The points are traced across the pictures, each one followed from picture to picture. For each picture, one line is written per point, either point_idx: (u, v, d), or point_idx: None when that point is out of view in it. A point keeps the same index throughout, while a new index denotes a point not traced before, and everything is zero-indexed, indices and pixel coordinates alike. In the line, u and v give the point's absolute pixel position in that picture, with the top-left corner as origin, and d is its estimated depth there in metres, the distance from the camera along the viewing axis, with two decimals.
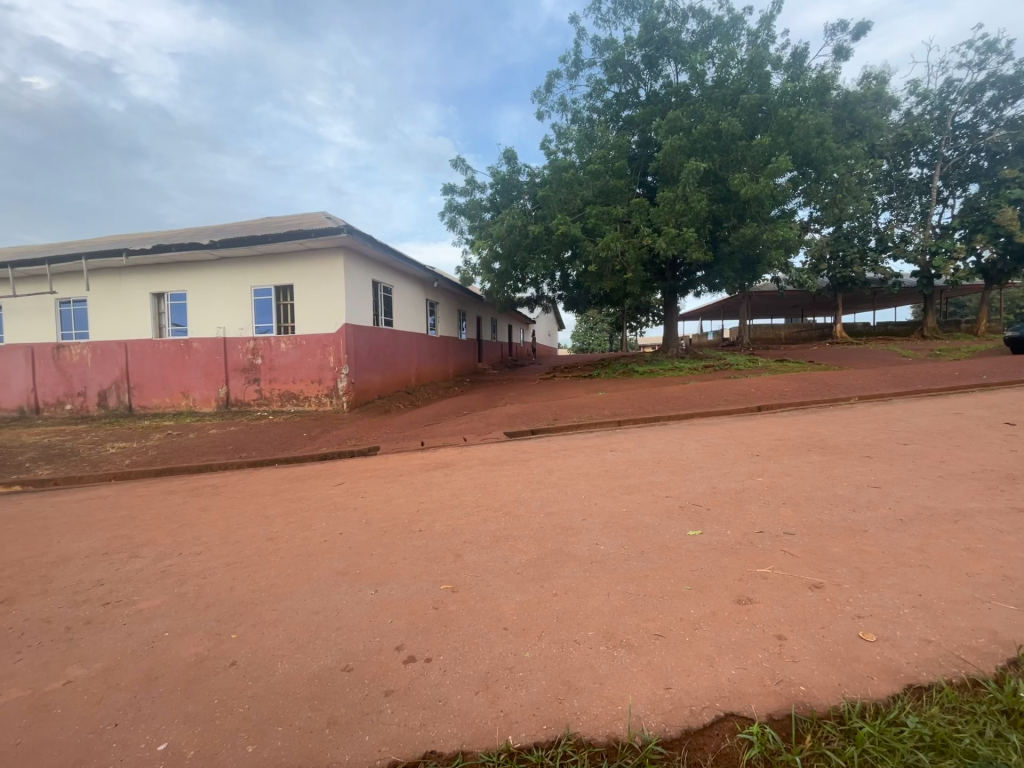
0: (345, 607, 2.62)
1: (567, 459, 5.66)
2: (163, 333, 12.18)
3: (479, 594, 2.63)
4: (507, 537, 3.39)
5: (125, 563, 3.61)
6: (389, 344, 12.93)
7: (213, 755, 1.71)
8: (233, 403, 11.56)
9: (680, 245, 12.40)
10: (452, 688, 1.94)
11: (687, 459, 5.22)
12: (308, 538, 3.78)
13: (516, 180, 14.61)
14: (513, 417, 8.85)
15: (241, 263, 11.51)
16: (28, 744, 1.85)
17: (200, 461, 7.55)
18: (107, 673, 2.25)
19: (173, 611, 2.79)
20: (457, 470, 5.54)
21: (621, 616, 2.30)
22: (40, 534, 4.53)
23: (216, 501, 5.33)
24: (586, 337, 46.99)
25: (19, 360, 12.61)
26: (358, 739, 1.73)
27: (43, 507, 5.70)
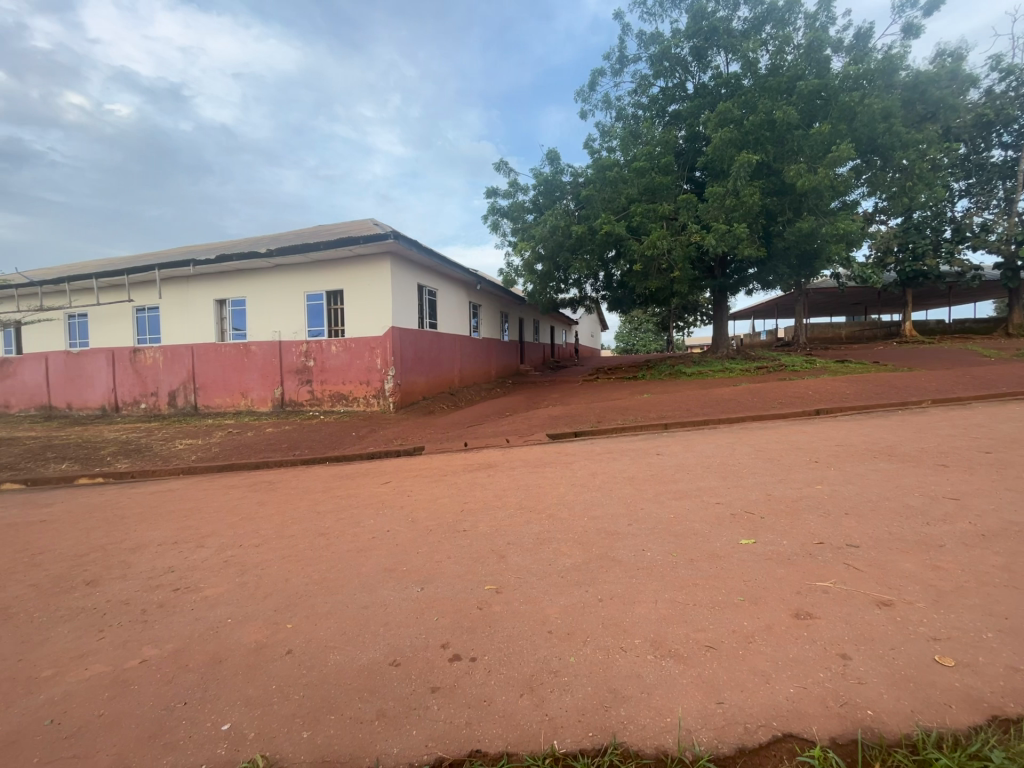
0: (392, 603, 2.69)
1: (611, 463, 5.55)
2: (225, 337, 12.99)
3: (523, 596, 2.63)
4: (550, 540, 3.37)
5: (192, 552, 3.88)
6: (433, 347, 13.21)
7: (272, 739, 1.79)
8: (287, 403, 12.15)
9: (731, 241, 11.93)
10: (497, 689, 1.94)
11: (739, 464, 5.00)
12: (358, 534, 3.92)
13: (559, 181, 14.55)
14: (555, 419, 8.81)
15: (296, 270, 12.09)
16: (109, 715, 2.01)
17: (258, 458, 7.99)
18: (176, 655, 2.41)
19: (235, 599, 2.96)
20: (500, 471, 5.56)
21: (669, 625, 2.24)
22: (120, 523, 4.94)
23: (272, 497, 5.62)
24: (631, 338, 46.00)
25: (102, 363, 13.83)
26: (406, 733, 1.77)
27: (123, 498, 6.21)
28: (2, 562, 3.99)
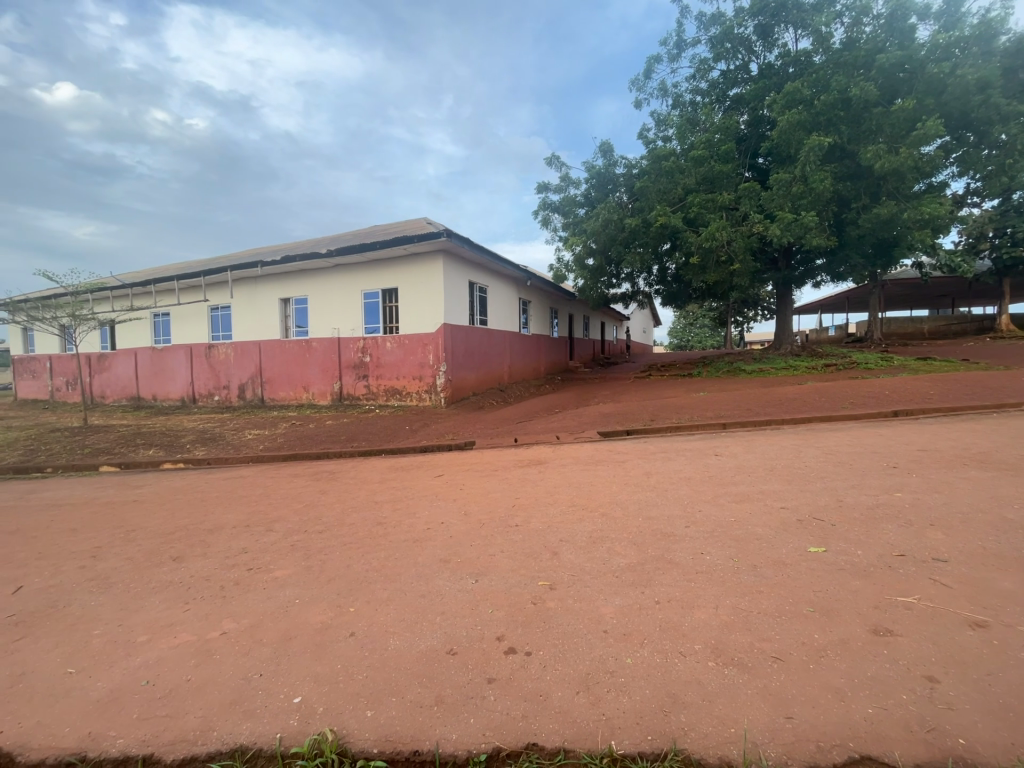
0: (448, 594, 2.76)
1: (665, 462, 5.40)
2: (289, 333, 13.77)
3: (578, 594, 2.62)
4: (604, 539, 3.33)
5: (262, 535, 4.16)
6: (483, 343, 13.38)
7: (339, 716, 1.89)
8: (345, 397, 12.72)
9: (798, 231, 11.23)
10: (553, 684, 1.95)
11: (806, 467, 4.70)
12: (413, 525, 4.05)
13: (612, 173, 14.26)
14: (607, 417, 8.68)
15: (353, 269, 12.60)
16: (194, 680, 2.21)
17: (319, 449, 8.43)
18: (252, 629, 2.60)
19: (302, 581, 3.15)
20: (551, 468, 5.56)
21: (732, 632, 2.16)
22: (199, 506, 5.38)
23: (333, 486, 5.92)
24: (685, 334, 44.41)
25: (182, 358, 15.07)
26: (464, 721, 1.81)
27: (202, 482, 6.75)
28: (102, 536, 4.46)
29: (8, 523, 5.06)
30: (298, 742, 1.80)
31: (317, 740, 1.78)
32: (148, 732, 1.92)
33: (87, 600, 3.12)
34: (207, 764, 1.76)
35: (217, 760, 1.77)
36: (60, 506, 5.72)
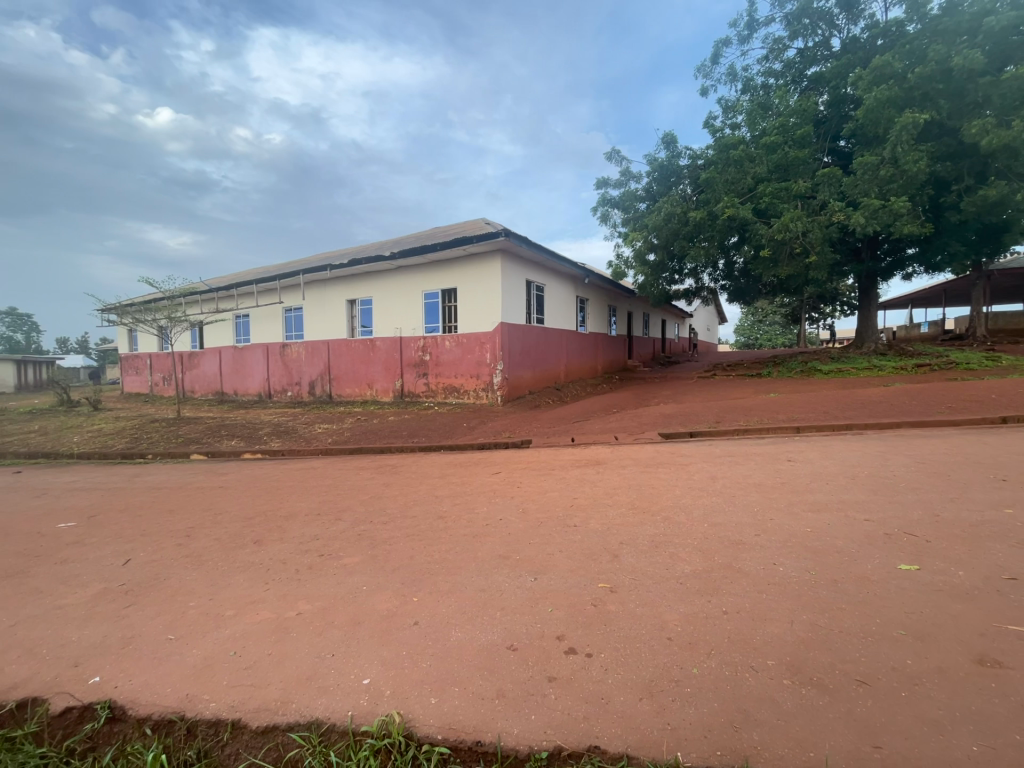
0: (507, 590, 2.80)
1: (732, 467, 5.14)
2: (354, 333, 14.48)
3: (639, 599, 2.56)
4: (666, 544, 3.23)
5: (332, 523, 4.41)
6: (539, 342, 13.39)
7: (405, 700, 1.98)
8: (406, 394, 13.19)
9: (885, 219, 10.29)
10: (615, 689, 1.92)
11: (894, 477, 4.30)
12: (473, 520, 4.14)
13: (676, 165, 13.76)
14: (668, 418, 8.41)
15: (415, 270, 13.03)
16: (273, 654, 2.38)
17: (382, 443, 8.81)
18: (324, 611, 2.77)
19: (367, 569, 3.31)
20: (610, 469, 5.47)
21: (809, 650, 2.02)
22: (275, 494, 5.80)
23: (396, 479, 6.16)
24: (753, 331, 42.05)
25: (260, 356, 16.27)
26: (525, 717, 1.83)
27: (277, 472, 7.27)
28: (194, 517, 4.92)
29: (117, 503, 5.70)
30: (368, 722, 1.90)
31: (385, 722, 1.87)
32: (235, 698, 2.10)
33: (182, 574, 3.45)
34: (288, 734, 1.91)
35: (295, 731, 1.91)
36: (159, 488, 6.38)
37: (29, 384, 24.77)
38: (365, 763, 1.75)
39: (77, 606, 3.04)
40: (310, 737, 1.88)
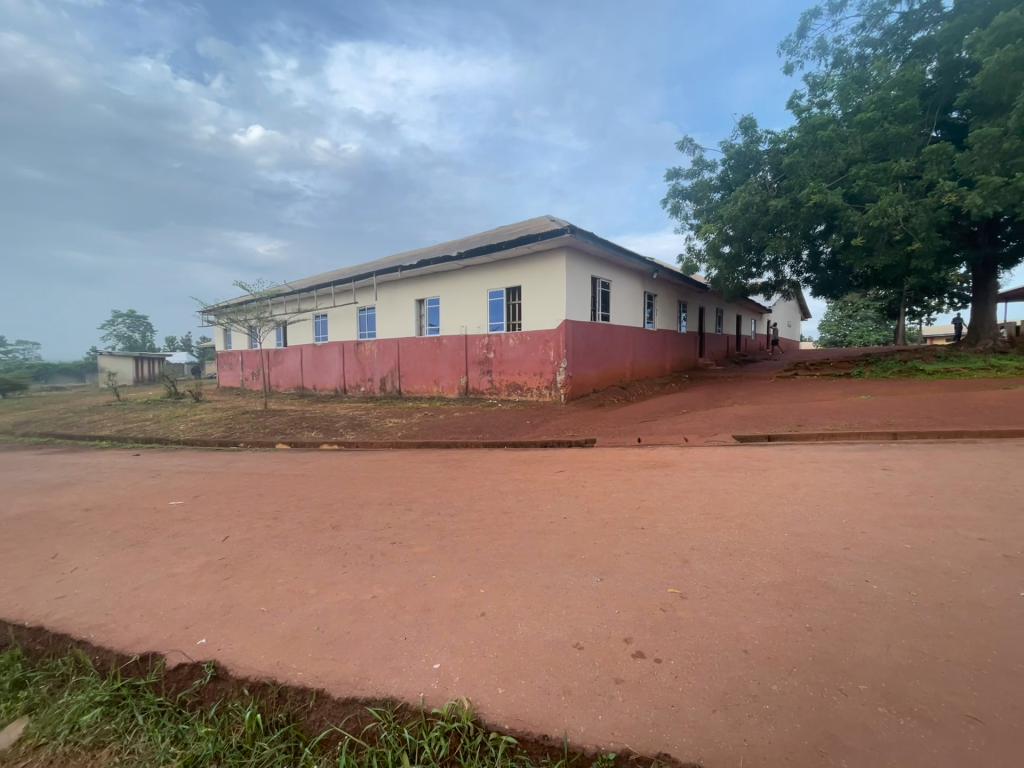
0: (573, 588, 2.80)
1: (817, 474, 4.76)
2: (422, 331, 15.03)
3: (712, 607, 2.45)
4: (741, 552, 3.07)
5: (403, 513, 4.64)
6: (604, 339, 13.18)
7: (473, 687, 2.04)
8: (470, 391, 13.50)
9: (1007, 198, 9.06)
10: (686, 697, 1.86)
11: (1015, 493, 3.78)
12: (537, 516, 4.17)
13: (755, 150, 12.93)
14: (744, 419, 7.94)
15: (480, 269, 13.28)
16: (351, 633, 2.55)
17: (448, 438, 9.08)
18: (397, 597, 2.91)
19: (436, 558, 3.44)
20: (679, 471, 5.28)
21: (909, 678, 1.84)
22: (351, 483, 6.18)
23: (461, 473, 6.34)
24: (842, 327, 38.62)
25: (336, 354, 17.35)
26: (592, 716, 1.82)
27: (352, 462, 7.73)
28: (281, 502, 5.37)
29: (217, 485, 6.34)
30: (439, 704, 1.98)
31: (455, 706, 1.93)
32: (320, 669, 2.27)
33: (273, 553, 3.79)
34: (366, 707, 2.04)
35: (372, 706, 2.03)
36: (250, 474, 7.01)
37: (145, 377, 28.05)
38: (436, 743, 1.83)
39: (185, 575, 3.43)
40: (386, 712, 1.99)
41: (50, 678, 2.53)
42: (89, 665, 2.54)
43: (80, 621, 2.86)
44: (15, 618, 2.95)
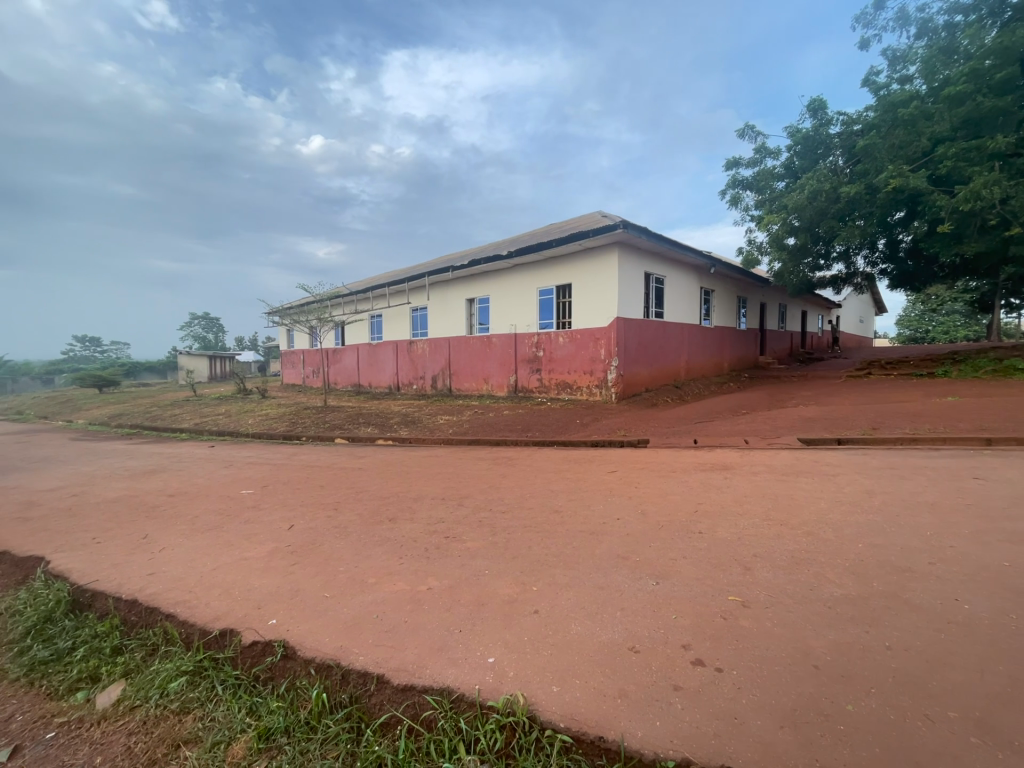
0: (627, 590, 2.75)
1: (896, 481, 4.40)
2: (473, 330, 15.26)
3: (777, 617, 2.34)
4: (809, 561, 2.89)
5: (456, 508, 4.74)
6: (658, 337, 12.81)
7: (527, 683, 2.06)
8: (520, 389, 13.55)
9: None
10: (751, 710, 1.78)
11: None
12: (589, 516, 4.13)
13: (824, 134, 12.10)
14: (811, 422, 7.46)
15: (530, 268, 13.30)
16: (409, 622, 2.64)
17: (498, 436, 9.16)
18: (452, 590, 2.98)
19: (489, 554, 3.49)
20: (739, 475, 5.05)
21: (1008, 708, 1.67)
22: (405, 477, 6.38)
23: (512, 471, 6.38)
24: (924, 322, 35.43)
25: (390, 353, 17.96)
26: (650, 722, 1.78)
27: (406, 457, 7.98)
28: (341, 494, 5.63)
29: (283, 476, 6.75)
30: (494, 698, 2.02)
31: (510, 701, 1.96)
32: (379, 656, 2.36)
33: (335, 542, 3.99)
34: (424, 695, 2.10)
35: (430, 694, 2.10)
36: (313, 467, 7.41)
37: (218, 374, 30.31)
38: (491, 735, 1.87)
39: (256, 559, 3.68)
40: (443, 701, 2.05)
41: (143, 646, 2.80)
42: (176, 636, 2.78)
43: (168, 597, 3.14)
44: (114, 590, 3.28)
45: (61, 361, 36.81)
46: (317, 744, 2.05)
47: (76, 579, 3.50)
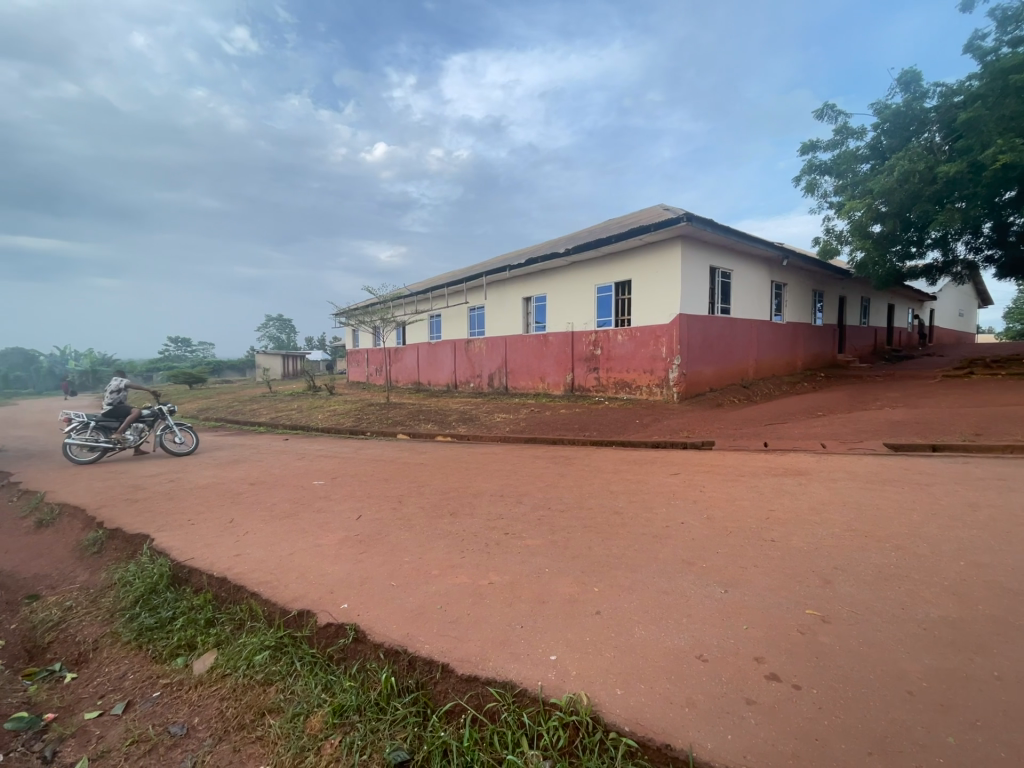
0: (694, 597, 2.65)
1: (1004, 494, 3.92)
2: (529, 329, 15.32)
3: (862, 636, 2.18)
4: (899, 578, 2.66)
5: (515, 505, 4.79)
6: (724, 333, 12.22)
7: (590, 683, 2.05)
8: (577, 388, 13.43)
9: None
10: (833, 732, 1.68)
11: None
12: (652, 519, 4.03)
13: (918, 109, 11.01)
14: (900, 426, 6.81)
15: (588, 265, 13.15)
16: (472, 615, 2.71)
17: (554, 435, 9.13)
18: (512, 586, 3.02)
19: (548, 552, 3.50)
20: (816, 481, 4.72)
21: None
22: (465, 473, 6.52)
23: (570, 470, 6.34)
24: None
25: (448, 351, 18.40)
26: (720, 734, 1.73)
27: (465, 454, 8.15)
28: (406, 487, 5.86)
29: (351, 469, 7.12)
30: (557, 695, 2.03)
31: (572, 700, 1.96)
32: (445, 645, 2.44)
33: (400, 533, 4.16)
34: (487, 686, 2.15)
35: (493, 686, 2.14)
36: (378, 461, 7.75)
37: (291, 372, 32.45)
38: (555, 732, 1.88)
39: (329, 546, 3.92)
40: (506, 694, 2.09)
41: (232, 620, 3.07)
42: (260, 612, 3.03)
43: (253, 576, 3.42)
44: (207, 567, 3.61)
45: (160, 360, 40.97)
46: (386, 725, 2.17)
47: (175, 556, 3.89)
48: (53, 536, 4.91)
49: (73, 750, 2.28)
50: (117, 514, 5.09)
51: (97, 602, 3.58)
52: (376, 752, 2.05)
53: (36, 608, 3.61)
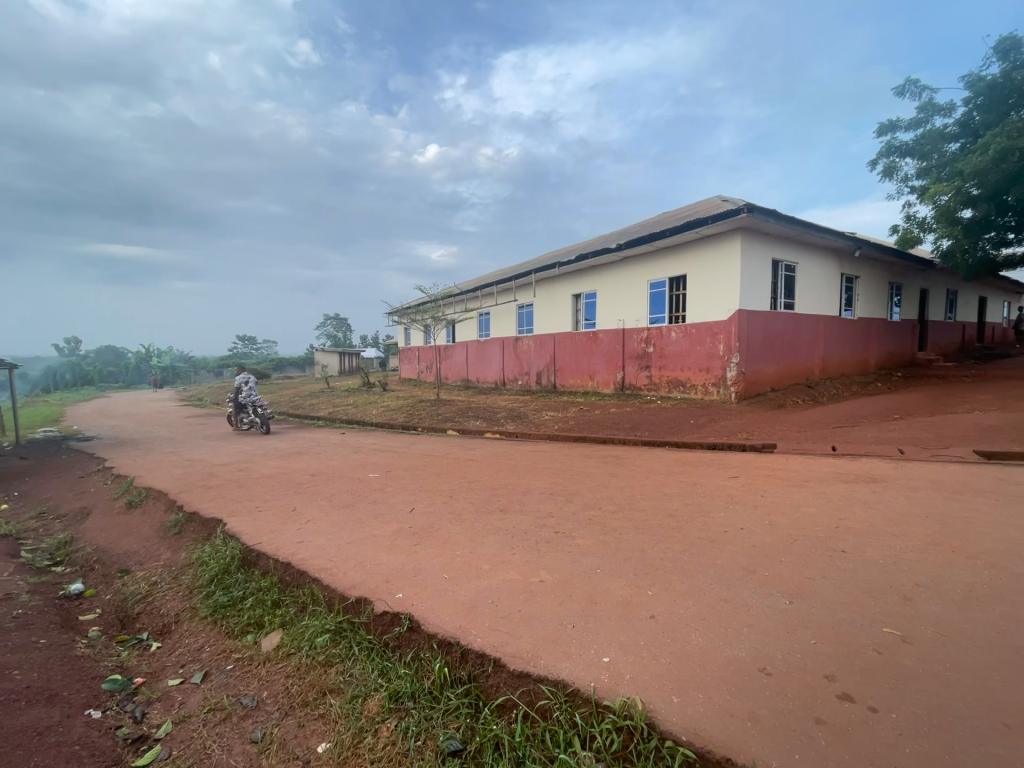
0: (757, 607, 2.52)
1: None
2: (578, 326, 15.16)
3: (949, 659, 1.99)
4: (994, 599, 2.41)
5: (564, 504, 4.75)
6: (788, 330, 11.55)
7: (645, 689, 2.00)
8: (627, 387, 13.15)
9: None
10: (916, 762, 1.55)
11: None
12: (709, 523, 3.87)
13: (1018, 79, 9.90)
14: (991, 431, 6.17)
15: (640, 260, 12.84)
16: (523, 612, 2.72)
17: (604, 434, 9.00)
18: (563, 585, 3.00)
19: (599, 553, 3.45)
20: (892, 489, 4.36)
21: None
22: (513, 471, 6.57)
23: (620, 470, 6.22)
24: None
25: (497, 349, 18.57)
26: (787, 753, 1.64)
27: (512, 451, 8.21)
28: (455, 483, 5.97)
29: (402, 463, 7.36)
30: (611, 698, 1.99)
31: (627, 704, 1.92)
32: (497, 640, 2.46)
33: (451, 527, 4.25)
34: (538, 683, 2.15)
35: (544, 684, 2.14)
36: (428, 456, 7.97)
37: (347, 369, 34.07)
38: (608, 735, 1.86)
39: (384, 538, 4.06)
40: (558, 693, 2.08)
41: (295, 603, 3.25)
42: (321, 597, 3.18)
43: (315, 563, 3.59)
44: (273, 552, 3.83)
45: (231, 357, 44.13)
46: (439, 714, 2.22)
47: (245, 539, 4.16)
48: (141, 516, 5.40)
49: (159, 713, 2.51)
50: (195, 498, 5.51)
51: (178, 579, 3.90)
52: (430, 740, 2.10)
53: (127, 583, 3.99)
